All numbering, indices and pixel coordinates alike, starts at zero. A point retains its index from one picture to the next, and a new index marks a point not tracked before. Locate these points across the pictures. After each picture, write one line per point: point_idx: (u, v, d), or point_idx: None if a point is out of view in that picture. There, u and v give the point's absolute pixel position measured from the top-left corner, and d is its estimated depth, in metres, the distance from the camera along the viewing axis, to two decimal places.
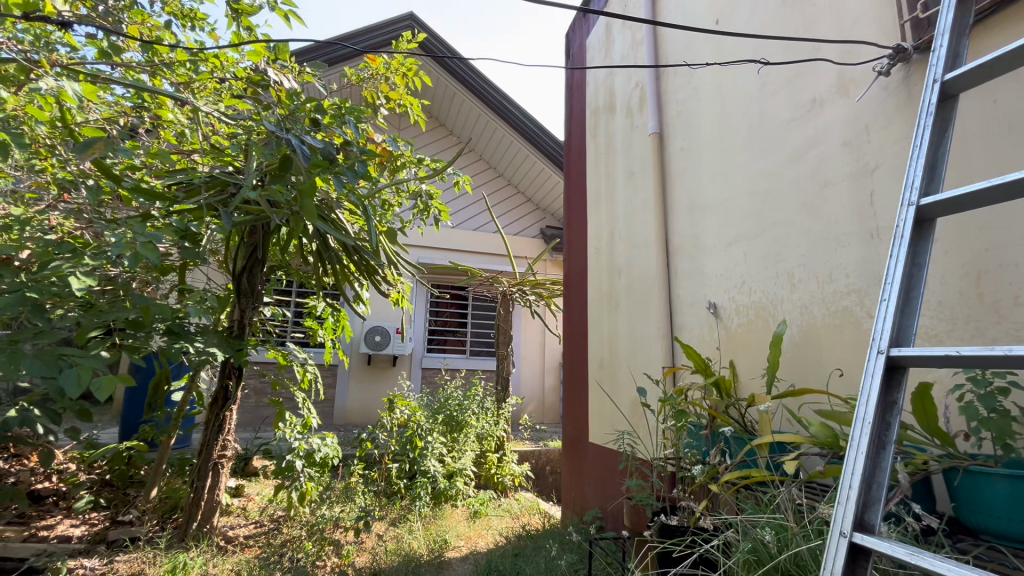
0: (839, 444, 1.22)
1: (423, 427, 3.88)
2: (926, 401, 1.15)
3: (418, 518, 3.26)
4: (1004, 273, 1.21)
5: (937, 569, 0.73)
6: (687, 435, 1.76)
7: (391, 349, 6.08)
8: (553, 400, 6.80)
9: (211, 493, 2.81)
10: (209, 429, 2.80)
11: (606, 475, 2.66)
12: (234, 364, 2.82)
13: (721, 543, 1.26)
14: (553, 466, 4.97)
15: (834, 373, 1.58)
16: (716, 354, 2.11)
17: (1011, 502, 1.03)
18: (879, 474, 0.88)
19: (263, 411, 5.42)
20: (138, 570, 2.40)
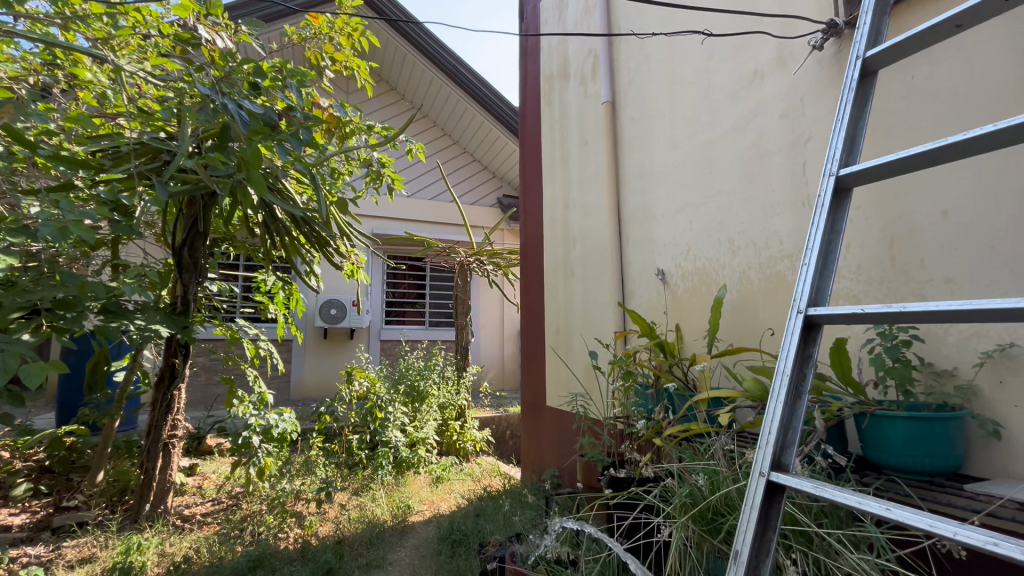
0: (767, 396, 1.34)
1: (383, 398, 3.93)
2: (842, 354, 1.28)
3: (380, 486, 3.33)
4: (912, 238, 1.34)
5: (837, 498, 0.80)
6: (635, 394, 1.86)
7: (348, 321, 5.99)
8: (512, 367, 6.95)
9: (163, 474, 2.76)
10: (156, 410, 2.72)
11: (563, 435, 2.77)
12: (180, 342, 2.73)
13: (662, 489, 1.36)
14: (513, 430, 5.12)
15: (767, 332, 1.71)
16: (664, 318, 2.22)
17: (909, 439, 1.18)
18: (795, 421, 0.94)
19: (214, 388, 5.27)
20: (87, 556, 2.33)
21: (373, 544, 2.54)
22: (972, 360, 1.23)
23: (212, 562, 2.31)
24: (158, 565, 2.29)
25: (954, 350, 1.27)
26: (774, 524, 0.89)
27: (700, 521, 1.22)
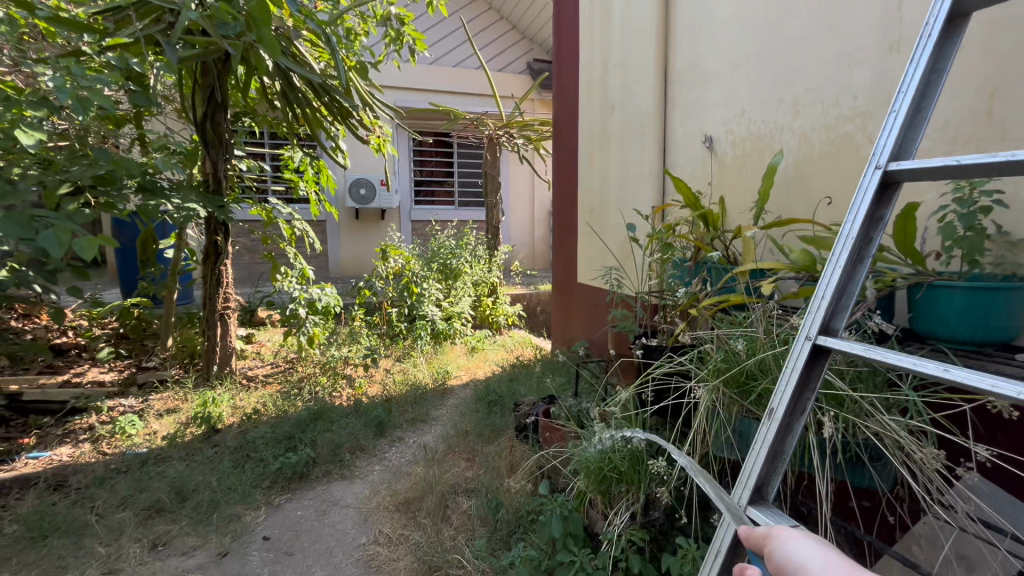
0: (816, 267, 1.28)
1: (417, 274, 4.06)
2: (909, 222, 1.18)
3: (420, 354, 3.58)
4: (1021, 86, 1.14)
5: (889, 361, 0.75)
6: (672, 267, 1.82)
7: (378, 201, 5.98)
8: (542, 247, 6.96)
9: (224, 341, 3.03)
10: (208, 284, 2.95)
11: (594, 309, 2.82)
12: (218, 221, 2.89)
13: (698, 355, 1.39)
14: (543, 306, 5.29)
15: (823, 201, 1.58)
16: (708, 190, 2.08)
17: (964, 309, 1.13)
18: (851, 287, 0.87)
19: (259, 267, 5.54)
20: (172, 407, 2.68)
21: (418, 402, 2.81)
22: None
23: (278, 414, 2.62)
24: (233, 415, 2.62)
25: None
26: (813, 386, 0.87)
27: (733, 385, 1.25)
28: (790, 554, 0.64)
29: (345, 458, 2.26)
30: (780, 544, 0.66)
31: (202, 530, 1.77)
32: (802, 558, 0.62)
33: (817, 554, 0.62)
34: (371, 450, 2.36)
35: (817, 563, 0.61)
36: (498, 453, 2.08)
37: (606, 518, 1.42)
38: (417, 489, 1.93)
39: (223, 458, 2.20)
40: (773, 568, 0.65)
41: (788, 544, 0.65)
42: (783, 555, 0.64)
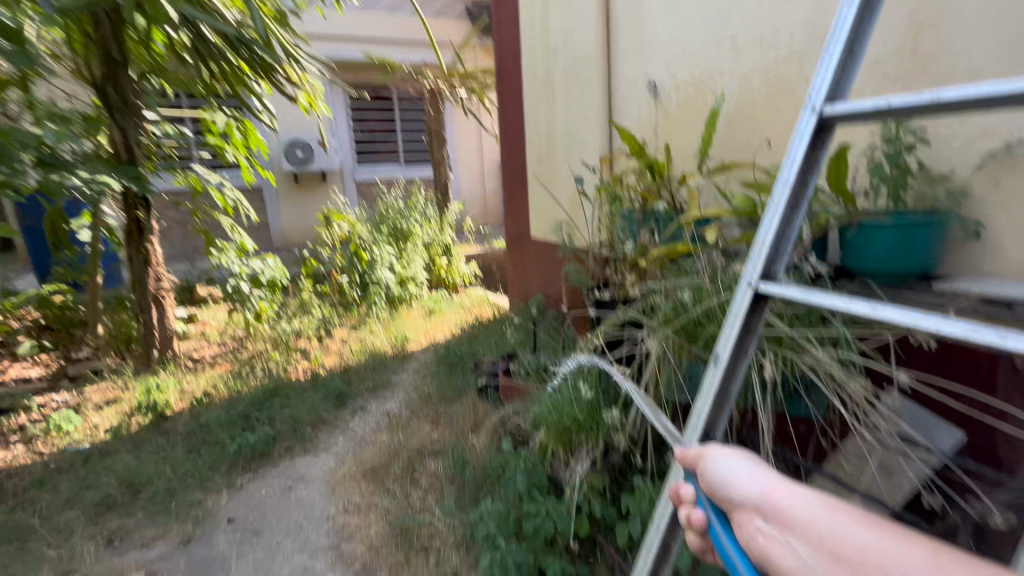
0: (756, 212, 1.31)
1: (366, 239, 3.92)
2: (841, 163, 1.22)
3: (377, 321, 3.52)
4: (944, 23, 1.17)
5: (824, 303, 0.77)
6: (621, 219, 1.83)
7: (317, 164, 5.65)
8: (494, 202, 6.86)
9: (162, 323, 2.86)
10: (135, 264, 2.75)
11: (549, 263, 2.83)
12: (136, 194, 2.63)
13: (648, 306, 1.43)
14: (499, 264, 5.27)
15: (762, 145, 1.61)
16: (653, 138, 2.07)
17: (889, 246, 1.20)
18: (789, 231, 0.88)
19: (193, 241, 5.18)
20: (112, 398, 2.53)
21: (377, 370, 2.78)
22: (972, 163, 1.19)
23: (231, 394, 2.53)
24: (182, 400, 2.51)
25: (956, 154, 1.21)
26: (755, 330, 0.89)
27: (681, 331, 1.30)
28: (720, 471, 0.70)
29: (307, 432, 2.23)
30: (711, 462, 0.73)
31: (162, 520, 1.72)
32: (731, 474, 0.69)
33: (745, 468, 0.69)
34: (333, 421, 2.34)
35: (744, 479, 0.67)
36: (461, 413, 2.11)
37: (568, 466, 1.48)
38: (384, 456, 1.94)
39: (175, 444, 2.11)
40: (706, 484, 0.72)
41: (719, 460, 0.72)
42: (715, 473, 0.71)
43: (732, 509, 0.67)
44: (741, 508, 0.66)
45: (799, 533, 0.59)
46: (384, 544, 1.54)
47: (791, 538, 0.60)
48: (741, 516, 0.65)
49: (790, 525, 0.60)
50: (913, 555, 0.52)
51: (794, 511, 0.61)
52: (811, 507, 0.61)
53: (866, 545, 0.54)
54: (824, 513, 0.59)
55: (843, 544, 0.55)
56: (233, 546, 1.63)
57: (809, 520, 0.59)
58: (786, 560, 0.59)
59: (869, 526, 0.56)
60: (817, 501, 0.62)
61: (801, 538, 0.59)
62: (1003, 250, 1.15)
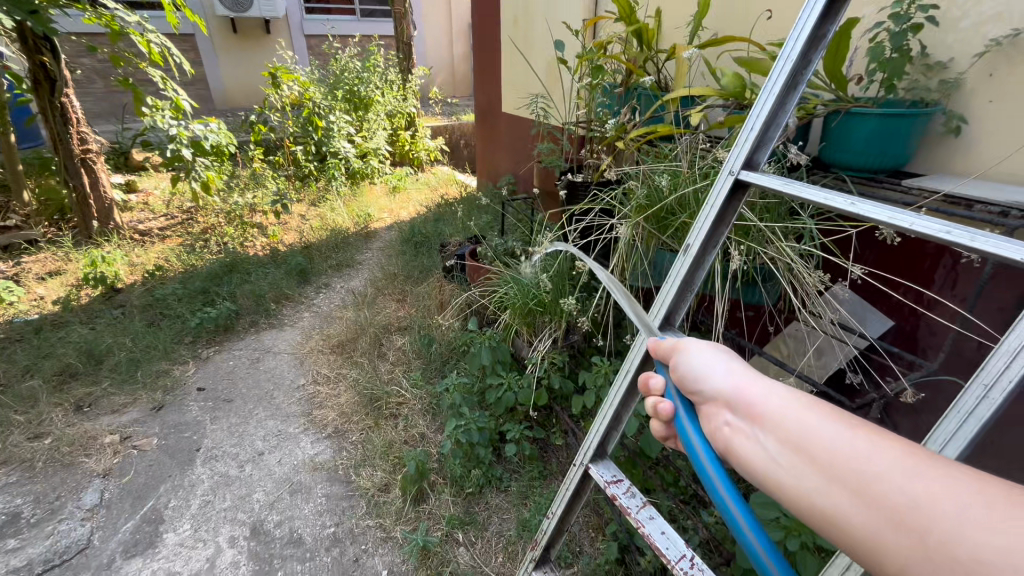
0: (745, 95, 1.22)
1: (320, 105, 3.56)
2: (843, 42, 1.12)
3: (337, 197, 3.35)
4: None
5: (802, 197, 0.73)
6: (601, 95, 1.69)
7: (257, 9, 4.87)
8: (463, 69, 6.25)
9: (98, 191, 2.63)
10: (52, 121, 2.43)
11: (520, 141, 2.67)
12: (36, 33, 2.23)
13: (622, 192, 1.38)
14: (467, 140, 4.97)
15: (762, 16, 1.44)
16: (644, 0, 1.84)
17: (871, 137, 1.16)
18: (781, 116, 0.81)
19: (120, 96, 4.56)
20: (55, 269, 2.40)
21: (340, 247, 2.72)
22: (974, 51, 1.11)
23: (186, 268, 2.44)
24: (133, 273, 2.40)
25: (960, 39, 1.13)
26: (728, 222, 0.87)
27: (653, 220, 1.27)
28: (690, 361, 0.57)
29: (270, 307, 2.21)
30: (683, 351, 0.60)
31: (129, 389, 1.74)
32: (703, 364, 0.56)
33: (722, 358, 0.56)
34: (297, 298, 2.32)
35: (717, 369, 0.54)
36: (428, 293, 2.12)
37: (531, 345, 1.54)
38: (351, 332, 1.98)
39: (132, 317, 2.07)
40: (675, 376, 0.59)
41: (691, 349, 0.59)
42: (684, 363, 0.58)
43: (701, 403, 0.55)
44: (711, 403, 0.54)
45: (769, 429, 0.47)
46: (354, 412, 1.63)
47: (760, 435, 0.47)
48: (710, 410, 0.54)
49: (760, 420, 0.48)
50: (908, 460, 0.38)
51: (768, 405, 0.48)
52: (792, 401, 0.47)
53: (851, 448, 0.41)
54: (806, 410, 0.46)
55: (821, 445, 0.42)
56: (206, 413, 1.69)
57: (784, 416, 0.46)
58: (750, 457, 0.48)
59: (863, 426, 0.43)
60: (803, 395, 0.48)
61: (771, 434, 0.46)
62: (980, 148, 1.13)
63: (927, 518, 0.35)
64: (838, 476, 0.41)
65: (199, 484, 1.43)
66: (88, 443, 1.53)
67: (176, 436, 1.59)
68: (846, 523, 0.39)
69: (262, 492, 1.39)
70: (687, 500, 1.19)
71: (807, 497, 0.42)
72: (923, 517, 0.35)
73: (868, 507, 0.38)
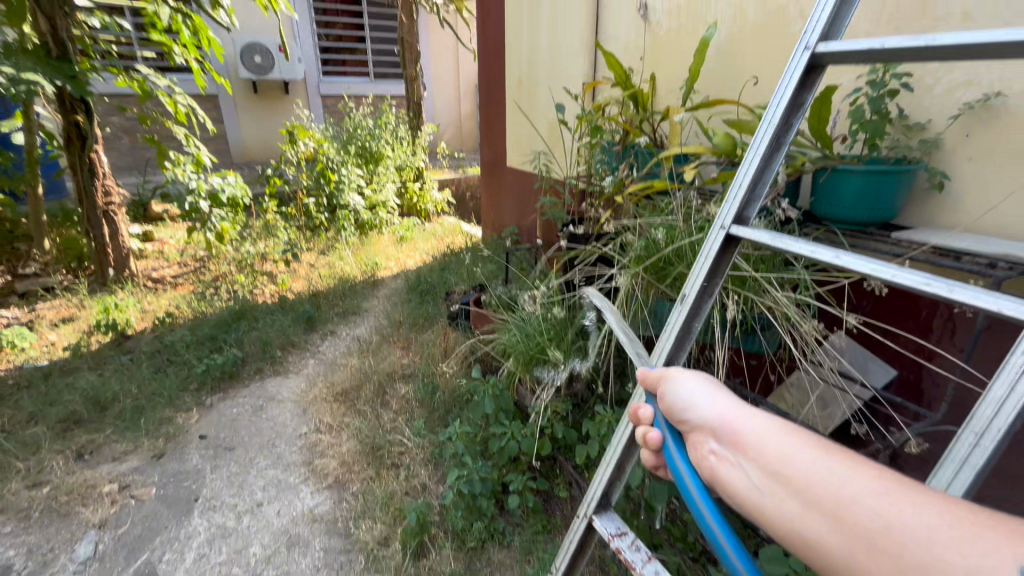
0: (736, 153, 1.30)
1: (333, 160, 3.73)
2: (825, 105, 1.20)
3: (346, 246, 3.44)
4: None
5: (790, 249, 0.77)
6: (600, 152, 1.78)
7: (278, 72, 5.20)
8: (470, 126, 6.56)
9: (116, 240, 2.72)
10: (79, 175, 2.55)
11: (524, 194, 2.77)
12: (72, 95, 2.39)
13: (621, 244, 1.43)
14: (473, 192, 5.14)
15: (749, 80, 1.55)
16: (640, 66, 1.97)
17: (858, 192, 1.22)
18: (767, 174, 0.87)
19: (143, 151, 4.81)
20: (68, 316, 2.45)
21: (347, 295, 2.77)
22: (950, 113, 1.18)
23: (196, 315, 2.49)
24: (143, 320, 2.45)
25: (936, 103, 1.21)
26: (722, 273, 0.91)
27: (652, 270, 1.31)
28: (677, 392, 0.63)
29: (276, 354, 2.23)
30: (669, 381, 0.65)
31: (131, 436, 1.73)
32: (689, 394, 0.61)
33: (707, 389, 0.61)
34: (302, 345, 2.34)
35: (702, 401, 0.60)
36: (432, 341, 2.15)
37: (533, 393, 1.55)
38: (355, 380, 1.98)
39: (140, 364, 2.09)
40: (663, 405, 0.65)
41: (677, 381, 0.64)
42: (672, 395, 0.63)
43: (688, 431, 0.61)
44: (697, 431, 0.59)
45: (753, 458, 0.53)
46: (356, 461, 1.61)
47: (745, 463, 0.53)
48: (696, 439, 0.59)
49: (744, 449, 0.53)
50: (873, 486, 0.44)
51: (750, 435, 0.54)
52: (771, 430, 0.53)
53: (827, 475, 0.47)
54: (785, 439, 0.51)
55: (799, 473, 0.48)
56: (207, 461, 1.68)
57: (766, 446, 0.52)
58: (735, 483, 0.53)
59: (835, 453, 0.49)
60: (781, 426, 0.54)
61: (754, 463, 0.52)
62: (963, 203, 1.18)
63: (896, 538, 0.40)
64: (816, 502, 0.46)
65: (195, 536, 1.40)
66: (87, 492, 1.51)
67: (176, 486, 1.57)
68: (823, 544, 0.45)
69: (259, 546, 1.37)
70: (696, 556, 1.16)
71: (789, 522, 0.48)
72: (890, 538, 0.41)
73: (841, 529, 0.44)
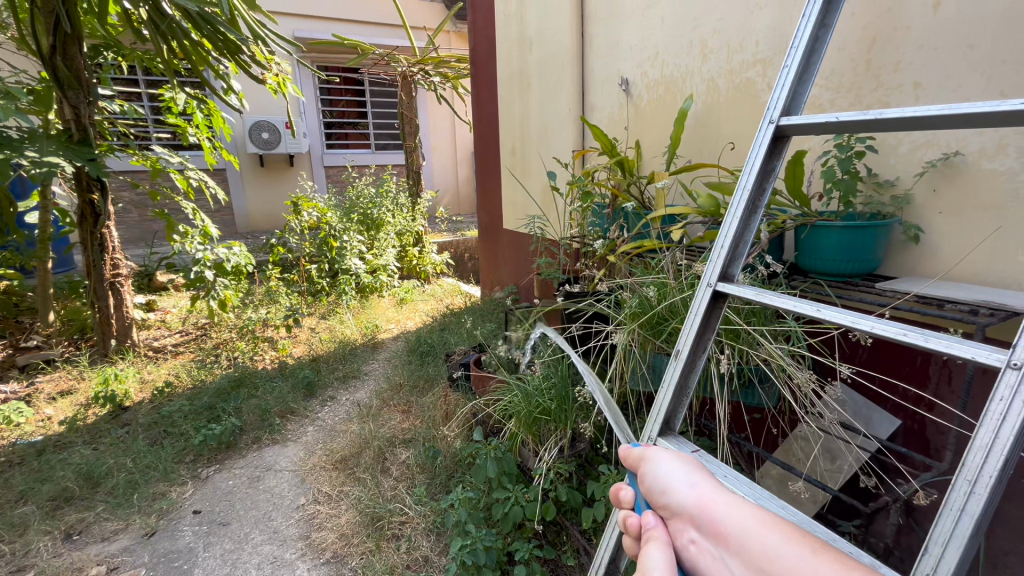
0: (719, 212, 1.37)
1: (335, 227, 3.86)
2: (798, 167, 1.28)
3: (347, 310, 3.49)
4: (895, 36, 1.22)
5: (775, 305, 0.81)
6: (592, 215, 1.88)
7: (283, 147, 5.48)
8: (467, 190, 6.83)
9: (119, 311, 2.76)
10: (89, 250, 2.63)
11: (520, 255, 2.86)
12: (90, 176, 2.51)
13: (616, 301, 1.47)
14: (471, 253, 5.27)
15: (726, 146, 1.66)
16: (624, 135, 2.11)
17: (838, 246, 1.27)
18: (746, 234, 0.92)
19: (151, 224, 4.98)
20: (66, 389, 2.44)
21: (347, 359, 2.78)
22: (914, 170, 1.26)
23: (195, 384, 2.48)
24: (142, 391, 2.43)
25: (901, 161, 1.29)
26: (713, 328, 0.94)
27: (647, 326, 1.35)
28: (658, 476, 0.72)
29: (275, 422, 2.20)
30: (651, 463, 0.74)
31: (122, 513, 1.68)
32: (671, 482, 0.71)
33: (683, 473, 0.71)
34: (302, 412, 2.32)
35: (684, 487, 0.69)
36: (432, 403, 2.13)
37: (536, 455, 1.53)
38: (354, 446, 1.95)
39: (136, 436, 2.06)
40: (644, 488, 0.73)
41: (658, 463, 0.73)
42: (654, 478, 0.72)
43: (668, 516, 0.70)
44: (678, 517, 0.69)
45: (732, 548, 0.63)
46: (355, 533, 1.55)
47: (724, 552, 0.64)
48: (679, 526, 0.68)
49: (726, 541, 0.64)
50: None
51: (729, 525, 0.65)
52: (746, 521, 0.64)
53: (794, 561, 0.58)
54: (760, 530, 0.62)
55: (774, 562, 0.60)
56: (199, 539, 1.61)
57: (742, 537, 0.63)
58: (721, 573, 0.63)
59: (796, 537, 0.61)
60: (753, 515, 0.65)
61: (737, 555, 0.63)
62: (939, 254, 1.23)
63: None
64: None
65: None
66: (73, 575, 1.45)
67: (166, 566, 1.51)
68: None
69: None
70: None
71: None
72: None
73: None
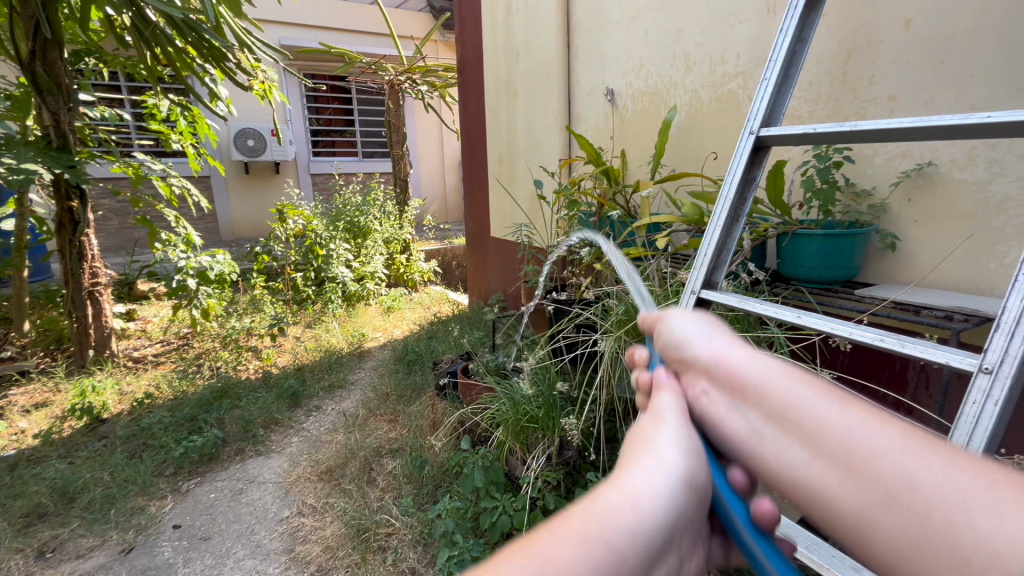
0: (703, 220, 1.39)
1: (321, 235, 3.83)
2: (779, 177, 1.31)
3: (333, 319, 3.45)
4: (869, 51, 1.26)
5: (757, 311, 0.82)
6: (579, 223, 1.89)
7: (269, 154, 5.44)
8: (455, 198, 6.84)
9: (98, 321, 2.70)
10: (67, 258, 2.57)
11: (508, 263, 2.86)
12: (69, 183, 2.47)
13: (603, 308, 1.48)
14: (459, 261, 5.26)
15: (709, 156, 1.69)
16: (610, 144, 2.14)
17: (819, 253, 1.29)
18: (729, 242, 0.94)
19: (132, 231, 4.89)
20: (42, 401, 2.37)
21: (333, 368, 2.75)
22: (890, 180, 1.29)
23: (176, 395, 2.42)
24: (121, 403, 2.37)
25: (878, 171, 1.32)
26: None
27: (633, 333, 1.35)
28: (675, 330, 0.69)
29: (258, 433, 2.16)
30: (668, 323, 0.71)
31: (99, 529, 1.63)
32: (688, 335, 0.67)
33: (702, 330, 0.68)
34: (287, 422, 2.28)
35: (702, 340, 0.66)
36: (420, 412, 2.11)
37: (524, 463, 1.52)
38: (340, 457, 1.93)
39: (114, 449, 2.00)
40: (660, 344, 0.71)
41: (677, 321, 0.70)
42: (670, 333, 0.69)
43: (683, 369, 0.67)
44: (692, 370, 0.66)
45: (749, 397, 0.60)
46: (340, 545, 1.53)
47: (739, 401, 0.61)
48: (692, 379, 0.65)
49: (742, 393, 0.61)
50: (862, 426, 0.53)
51: (747, 375, 0.61)
52: (769, 375, 0.61)
53: (822, 413, 0.55)
54: (784, 381, 0.59)
55: (797, 410, 0.57)
56: (179, 554, 1.57)
57: (762, 387, 0.60)
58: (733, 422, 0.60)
59: (823, 390, 0.58)
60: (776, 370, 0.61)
61: (753, 405, 0.60)
62: (915, 262, 1.26)
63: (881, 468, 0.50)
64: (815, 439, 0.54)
65: None
66: None
67: None
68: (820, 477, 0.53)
69: None
70: None
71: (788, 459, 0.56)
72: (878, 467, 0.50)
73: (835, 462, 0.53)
